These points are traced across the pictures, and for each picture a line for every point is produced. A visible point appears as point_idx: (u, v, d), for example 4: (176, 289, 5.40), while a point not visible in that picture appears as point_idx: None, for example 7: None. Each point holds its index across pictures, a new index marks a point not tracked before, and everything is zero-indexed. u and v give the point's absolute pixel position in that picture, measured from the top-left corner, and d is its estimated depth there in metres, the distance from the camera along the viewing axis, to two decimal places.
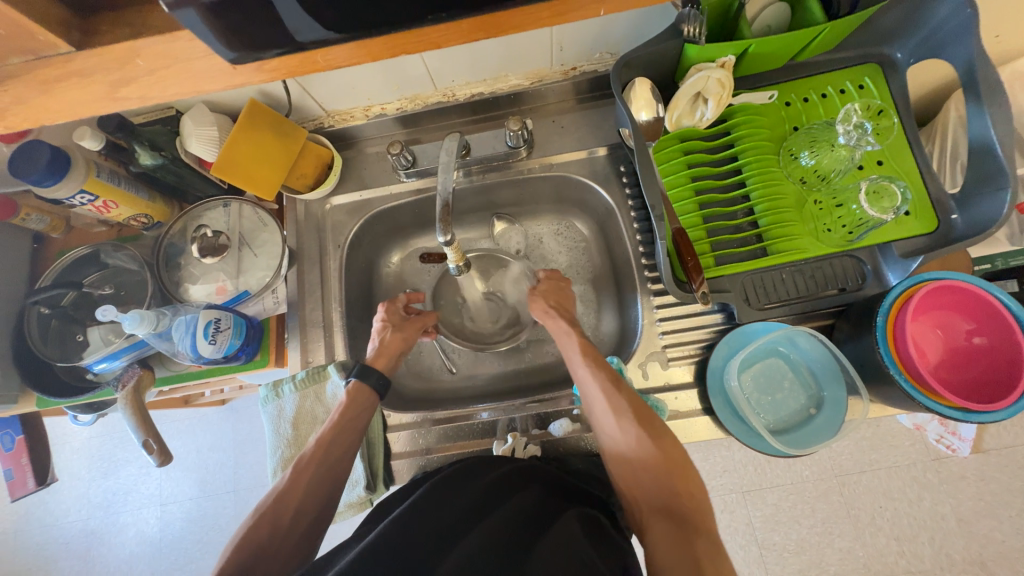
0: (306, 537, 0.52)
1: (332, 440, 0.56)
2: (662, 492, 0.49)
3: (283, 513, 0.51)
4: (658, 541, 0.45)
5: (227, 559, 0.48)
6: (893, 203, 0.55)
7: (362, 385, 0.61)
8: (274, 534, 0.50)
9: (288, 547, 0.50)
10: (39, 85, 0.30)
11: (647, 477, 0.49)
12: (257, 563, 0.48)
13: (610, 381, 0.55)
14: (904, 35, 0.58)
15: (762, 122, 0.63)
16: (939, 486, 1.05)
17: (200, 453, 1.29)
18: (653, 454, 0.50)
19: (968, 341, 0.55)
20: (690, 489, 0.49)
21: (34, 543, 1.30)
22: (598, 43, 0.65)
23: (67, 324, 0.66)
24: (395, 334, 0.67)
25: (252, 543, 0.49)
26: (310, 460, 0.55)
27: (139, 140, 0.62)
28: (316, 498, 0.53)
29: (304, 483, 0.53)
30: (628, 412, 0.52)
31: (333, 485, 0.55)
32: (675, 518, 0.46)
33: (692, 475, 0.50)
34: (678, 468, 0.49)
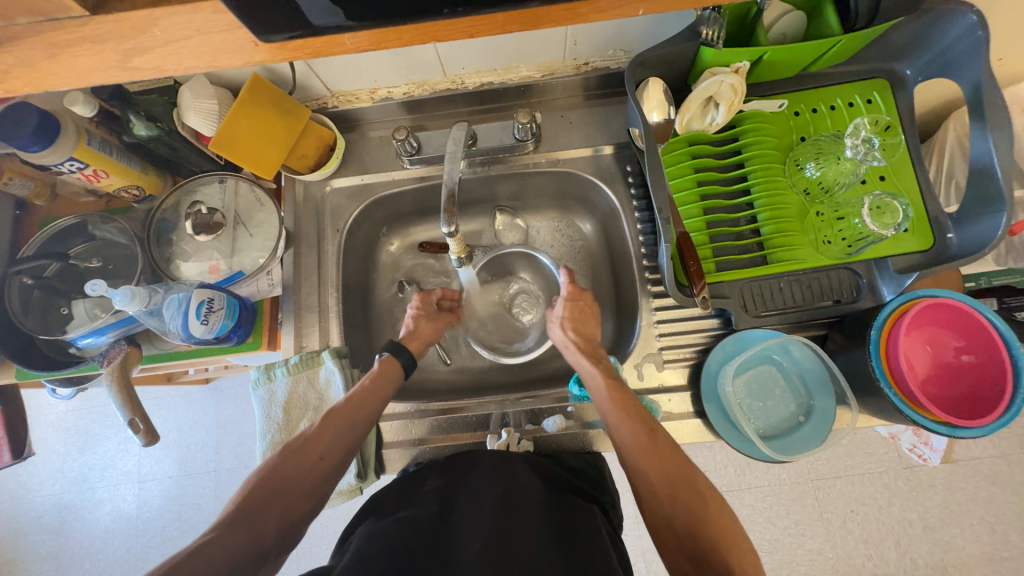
0: (326, 480, 0.52)
1: (366, 399, 0.57)
2: (707, 554, 0.45)
3: (311, 453, 0.51)
4: None
5: (254, 484, 0.49)
6: (894, 219, 0.56)
7: (393, 359, 0.61)
8: (301, 469, 0.51)
9: (312, 486, 0.51)
10: (50, 49, 0.30)
11: (688, 533, 0.46)
12: (281, 494, 0.49)
13: (644, 424, 0.52)
14: (915, 51, 0.58)
15: (770, 130, 0.63)
16: (908, 493, 1.09)
17: (181, 431, 1.27)
18: (696, 511, 0.47)
19: (957, 358, 0.57)
20: (741, 557, 0.44)
21: (5, 516, 1.27)
22: (612, 39, 0.64)
23: (51, 296, 0.63)
24: (428, 324, 0.69)
25: (277, 478, 0.49)
26: (343, 412, 0.55)
27: (135, 109, 0.60)
28: (347, 441, 0.54)
29: (335, 428, 0.54)
30: (669, 462, 0.50)
31: (359, 434, 0.55)
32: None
33: (739, 537, 0.46)
34: (722, 528, 0.46)
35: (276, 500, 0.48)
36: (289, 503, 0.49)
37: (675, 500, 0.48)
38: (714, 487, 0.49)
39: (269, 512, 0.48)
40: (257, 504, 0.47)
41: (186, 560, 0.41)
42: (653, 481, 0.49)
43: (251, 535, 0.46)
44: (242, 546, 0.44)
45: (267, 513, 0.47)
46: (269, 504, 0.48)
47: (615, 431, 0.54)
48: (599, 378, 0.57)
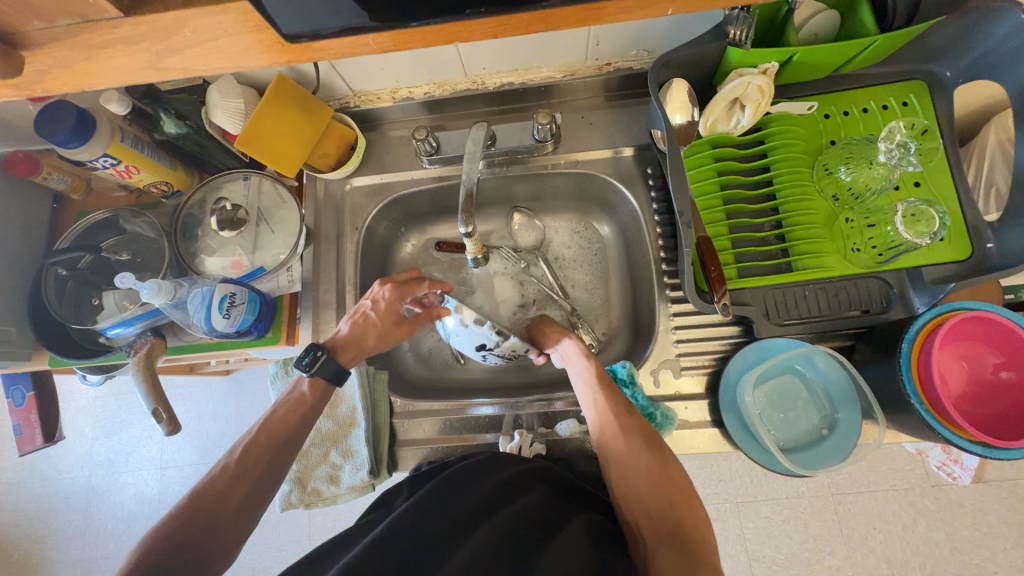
0: (246, 524, 0.50)
1: (288, 420, 0.56)
2: (665, 516, 0.48)
3: (231, 495, 0.49)
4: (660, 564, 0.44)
5: (161, 537, 0.45)
6: (930, 228, 0.53)
7: (319, 379, 0.58)
8: (216, 519, 0.48)
9: (229, 533, 0.48)
10: (84, 50, 0.31)
11: (650, 496, 0.50)
12: (198, 543, 0.46)
13: (624, 405, 0.56)
14: (956, 52, 0.55)
15: (798, 133, 0.61)
16: (936, 513, 1.04)
17: (202, 420, 1.31)
18: (658, 475, 0.51)
19: (995, 374, 0.54)
20: (693, 515, 0.49)
21: (37, 495, 1.33)
22: (636, 40, 0.63)
23: (83, 287, 0.66)
24: (378, 340, 0.63)
25: (193, 528, 0.47)
26: (266, 446, 0.53)
27: (165, 108, 0.62)
28: (269, 476, 0.52)
29: (257, 466, 0.52)
30: (636, 434, 0.53)
31: (283, 470, 0.54)
32: (678, 544, 0.46)
33: (693, 499, 0.50)
34: (680, 491, 0.50)
35: (195, 552, 0.46)
36: (209, 554, 0.46)
37: (641, 466, 0.51)
38: (672, 452, 0.54)
39: (185, 567, 0.44)
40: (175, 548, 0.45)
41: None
42: (618, 449, 0.53)
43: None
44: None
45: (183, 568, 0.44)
46: (182, 558, 0.45)
47: (588, 406, 0.58)
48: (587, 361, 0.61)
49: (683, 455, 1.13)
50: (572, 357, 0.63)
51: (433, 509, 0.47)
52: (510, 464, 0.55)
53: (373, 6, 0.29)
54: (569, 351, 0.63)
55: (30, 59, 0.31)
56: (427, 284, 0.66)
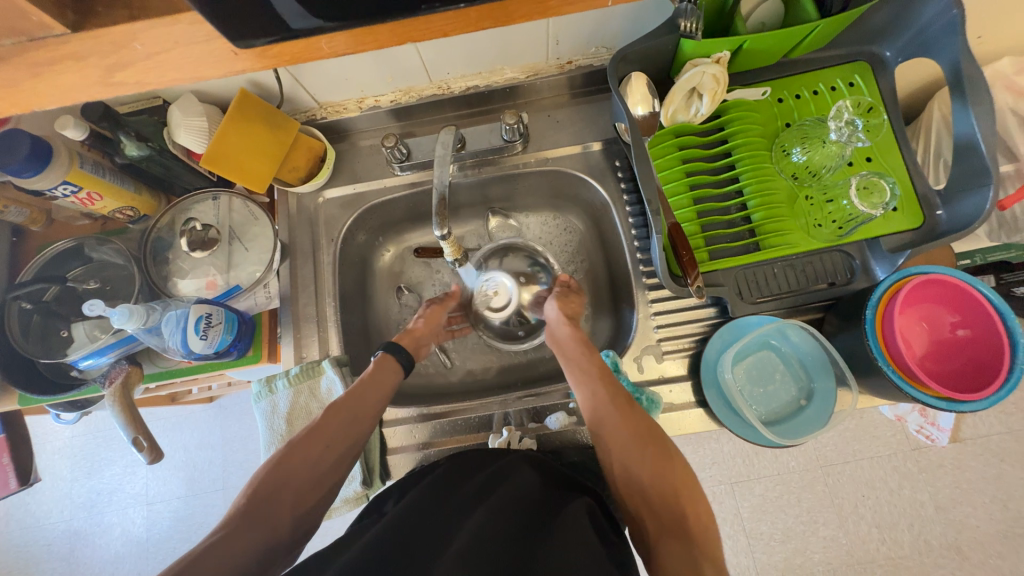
0: (330, 474, 0.53)
1: (327, 436, 0.53)
2: (666, 503, 0.49)
3: (314, 448, 0.52)
4: (666, 558, 0.45)
5: (259, 479, 0.49)
6: (882, 199, 0.56)
7: (389, 358, 0.62)
8: (300, 471, 0.51)
9: (313, 483, 0.51)
10: (30, 68, 0.31)
11: (653, 490, 0.50)
12: (286, 491, 0.49)
13: (621, 396, 0.56)
14: (893, 34, 0.59)
15: (756, 118, 0.64)
16: (918, 475, 1.08)
17: (187, 451, 1.27)
18: (663, 467, 0.50)
19: (953, 333, 0.57)
20: (696, 507, 0.49)
21: (15, 545, 1.26)
22: (594, 37, 0.65)
23: (50, 320, 0.64)
24: (427, 324, 0.70)
25: (279, 478, 0.49)
26: (343, 409, 0.55)
27: (125, 131, 0.60)
28: (348, 437, 0.54)
29: (334, 425, 0.54)
30: (638, 428, 0.53)
31: (360, 431, 0.56)
32: (678, 534, 0.47)
33: (697, 490, 0.50)
34: (683, 485, 0.50)
35: (285, 494, 0.49)
36: (299, 498, 0.50)
37: (643, 459, 0.51)
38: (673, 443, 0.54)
39: (277, 509, 0.48)
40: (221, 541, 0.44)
41: (192, 564, 0.41)
42: (620, 444, 0.53)
43: (263, 532, 0.46)
44: (253, 545, 0.45)
45: (275, 509, 0.48)
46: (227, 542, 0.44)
47: (586, 392, 0.57)
48: (586, 355, 0.61)
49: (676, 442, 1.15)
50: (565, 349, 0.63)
51: (436, 502, 0.48)
52: (500, 455, 0.56)
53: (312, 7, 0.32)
54: (564, 334, 0.64)
55: None
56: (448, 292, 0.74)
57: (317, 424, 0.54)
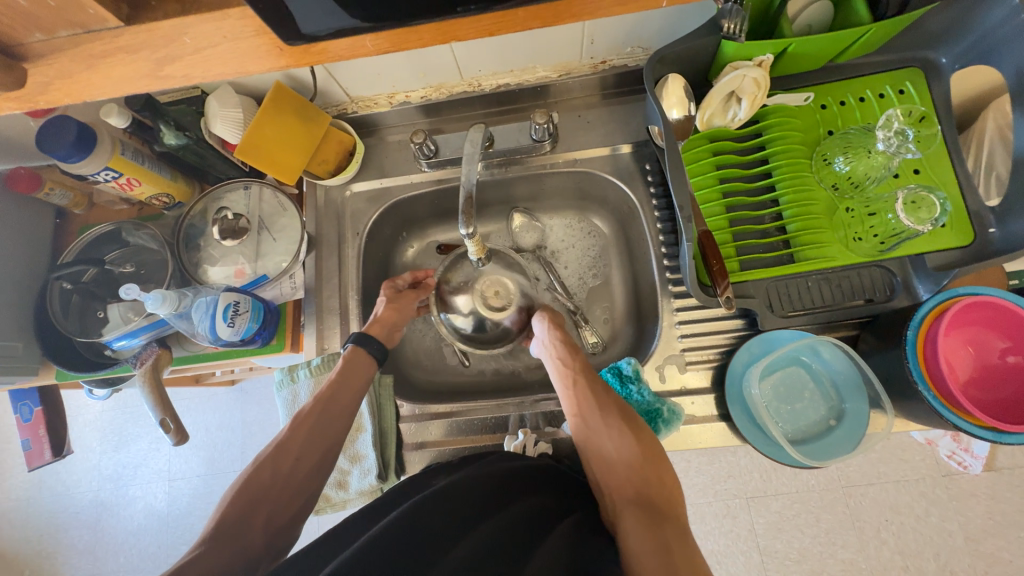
0: (308, 481, 0.54)
1: (301, 438, 0.55)
2: (637, 485, 0.51)
3: (285, 457, 0.53)
4: (631, 528, 0.47)
5: (232, 498, 0.50)
6: (931, 214, 0.53)
7: (361, 350, 0.62)
8: (278, 477, 0.52)
9: (291, 489, 0.53)
10: (87, 60, 0.33)
11: (621, 465, 0.53)
12: (264, 501, 0.51)
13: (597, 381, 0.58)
14: (952, 39, 0.55)
15: (796, 125, 0.61)
16: (948, 503, 1.03)
17: (208, 431, 1.31)
18: (632, 450, 0.53)
19: (1002, 359, 0.54)
20: (663, 479, 0.52)
21: (46, 511, 1.33)
22: (630, 37, 0.63)
23: (88, 300, 0.66)
24: (391, 307, 0.68)
25: (257, 486, 0.51)
26: (315, 409, 0.57)
27: (165, 120, 0.62)
28: (324, 440, 0.56)
29: (308, 429, 0.55)
30: (612, 411, 0.55)
31: (336, 433, 0.57)
32: (648, 509, 0.49)
33: (664, 464, 0.53)
34: (652, 460, 0.52)
35: (262, 506, 0.50)
36: (275, 509, 0.51)
37: (612, 440, 0.54)
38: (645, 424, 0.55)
39: (253, 521, 0.49)
40: (201, 552, 0.45)
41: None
42: (593, 423, 0.56)
43: (238, 551, 0.47)
44: (229, 561, 0.46)
45: (248, 527, 0.49)
46: (210, 554, 0.45)
47: (566, 386, 0.59)
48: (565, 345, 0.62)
49: (692, 452, 1.12)
50: (546, 339, 0.64)
51: (448, 501, 0.47)
52: (515, 460, 0.56)
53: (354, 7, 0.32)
54: (548, 333, 0.64)
55: (34, 71, 0.33)
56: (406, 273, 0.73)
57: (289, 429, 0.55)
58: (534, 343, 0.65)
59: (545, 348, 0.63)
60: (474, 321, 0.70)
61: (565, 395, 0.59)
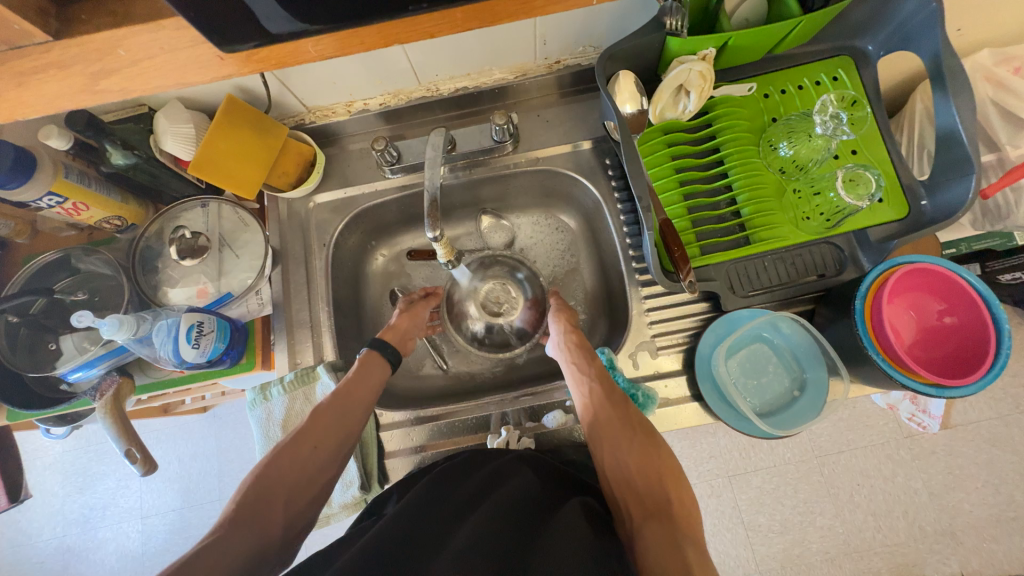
0: (324, 469, 0.52)
1: (321, 432, 0.53)
2: (654, 495, 0.49)
3: (303, 447, 0.51)
4: (650, 542, 0.45)
5: (250, 482, 0.48)
6: (868, 190, 0.57)
7: (376, 354, 0.62)
8: (295, 467, 0.50)
9: (308, 479, 0.51)
10: (15, 77, 0.31)
11: (640, 478, 0.50)
12: (280, 488, 0.49)
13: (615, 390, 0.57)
14: (874, 28, 0.60)
15: (741, 114, 0.65)
16: (912, 462, 1.10)
17: (182, 461, 1.25)
18: (652, 461, 0.51)
19: (939, 320, 0.58)
20: (682, 494, 0.50)
21: (8, 564, 1.24)
22: (580, 36, 0.65)
23: (37, 333, 0.62)
24: (405, 316, 0.69)
25: (273, 474, 0.49)
26: (331, 405, 0.55)
27: (111, 139, 0.59)
28: (339, 430, 0.54)
29: (325, 423, 0.54)
30: (629, 419, 0.54)
31: (352, 424, 0.56)
32: (666, 522, 0.46)
33: (682, 479, 0.51)
34: (670, 474, 0.50)
35: (277, 496, 0.48)
36: (290, 498, 0.49)
37: (627, 446, 0.52)
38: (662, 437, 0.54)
39: (270, 508, 0.48)
40: (217, 540, 0.43)
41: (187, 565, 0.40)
42: (610, 431, 0.53)
43: (255, 534, 0.45)
44: (249, 545, 0.45)
45: (267, 512, 0.47)
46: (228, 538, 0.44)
47: (581, 390, 0.58)
48: (581, 354, 0.62)
49: (673, 437, 1.15)
50: (563, 343, 0.64)
51: (438, 500, 0.49)
52: (498, 456, 0.56)
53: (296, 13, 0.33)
54: (563, 337, 0.65)
55: None
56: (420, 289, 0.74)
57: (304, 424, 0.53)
58: (549, 344, 0.66)
59: (561, 352, 0.64)
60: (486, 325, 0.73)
61: (581, 399, 0.58)
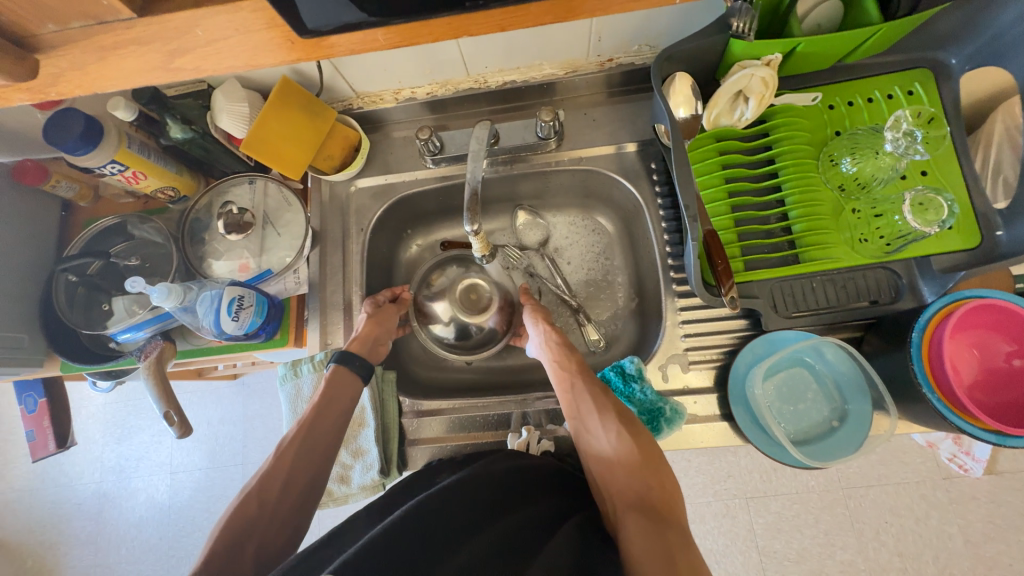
0: (296, 510, 0.54)
1: (289, 468, 0.55)
2: (637, 487, 0.51)
3: (270, 486, 0.53)
4: (631, 531, 0.47)
5: (221, 530, 0.50)
6: (939, 216, 0.52)
7: (342, 369, 0.62)
8: (265, 507, 0.52)
9: (276, 518, 0.53)
10: (98, 51, 0.33)
11: (621, 470, 0.53)
12: (252, 535, 0.50)
13: (597, 384, 0.59)
14: (961, 40, 0.55)
15: (803, 125, 0.61)
16: (949, 506, 1.03)
17: (211, 424, 1.31)
18: (632, 453, 0.53)
19: (1008, 362, 0.53)
20: (663, 482, 0.52)
21: (49, 502, 1.34)
22: (637, 35, 0.63)
23: (94, 293, 0.66)
24: (372, 323, 0.67)
25: (247, 514, 0.51)
26: (300, 436, 0.57)
27: (171, 114, 0.62)
28: (312, 459, 0.56)
29: (293, 454, 0.56)
30: (609, 413, 0.56)
31: (326, 453, 0.58)
32: (649, 513, 0.49)
33: (664, 466, 0.53)
34: (651, 464, 0.53)
35: (249, 540, 0.50)
36: (262, 543, 0.51)
37: (608, 440, 0.55)
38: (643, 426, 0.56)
39: (241, 555, 0.49)
40: None
41: None
42: (592, 426, 0.56)
43: None
44: None
45: (238, 559, 0.48)
46: None
47: (565, 389, 0.60)
48: (564, 350, 0.63)
49: (692, 452, 1.12)
50: (545, 339, 0.66)
51: (453, 496, 0.47)
52: (518, 457, 0.56)
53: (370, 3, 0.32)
54: (545, 335, 0.66)
55: (45, 62, 0.34)
56: (388, 289, 0.72)
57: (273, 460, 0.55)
58: (531, 344, 0.68)
59: (543, 350, 0.65)
60: (457, 328, 0.71)
61: (564, 399, 0.60)
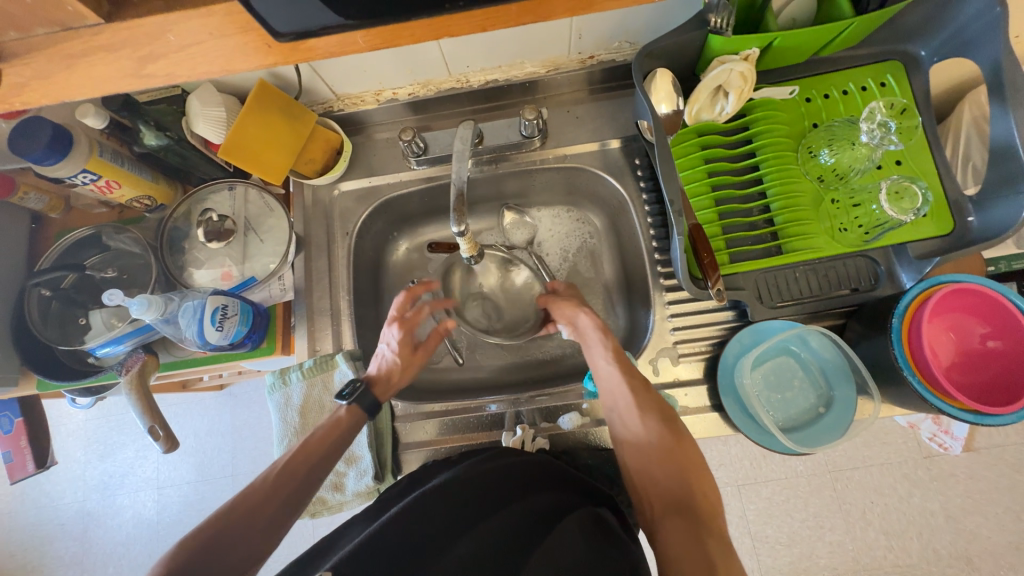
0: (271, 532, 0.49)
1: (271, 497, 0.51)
2: (675, 489, 0.52)
3: (251, 513, 0.49)
4: (670, 534, 0.49)
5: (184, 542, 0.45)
6: (913, 204, 0.54)
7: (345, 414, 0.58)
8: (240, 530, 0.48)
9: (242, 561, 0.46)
10: (64, 60, 0.32)
11: (661, 472, 0.53)
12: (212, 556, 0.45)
13: (637, 377, 0.58)
14: (928, 33, 0.57)
15: (781, 118, 0.62)
16: (929, 483, 1.07)
17: (197, 437, 1.29)
18: (672, 451, 0.53)
19: (982, 344, 0.55)
20: (703, 486, 0.52)
21: (30, 523, 1.29)
22: (617, 31, 0.63)
23: (68, 307, 0.64)
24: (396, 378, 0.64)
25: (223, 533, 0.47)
26: (288, 469, 0.53)
27: (144, 120, 0.60)
28: (291, 494, 0.52)
29: (284, 491, 0.51)
30: (650, 408, 0.56)
31: (305, 498, 0.53)
32: (687, 515, 0.50)
33: (703, 470, 0.54)
34: (691, 465, 0.53)
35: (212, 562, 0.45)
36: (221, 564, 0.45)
37: (647, 435, 0.55)
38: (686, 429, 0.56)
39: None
40: None
41: None
42: (631, 421, 0.56)
43: None
44: None
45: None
46: None
47: (602, 377, 0.59)
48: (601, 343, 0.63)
49: None
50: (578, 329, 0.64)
51: (444, 500, 0.47)
52: (515, 454, 0.55)
53: (348, 5, 0.32)
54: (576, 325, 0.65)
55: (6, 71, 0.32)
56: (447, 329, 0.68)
57: (229, 522, 0.48)
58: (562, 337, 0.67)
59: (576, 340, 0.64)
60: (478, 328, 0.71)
61: (602, 388, 0.60)
